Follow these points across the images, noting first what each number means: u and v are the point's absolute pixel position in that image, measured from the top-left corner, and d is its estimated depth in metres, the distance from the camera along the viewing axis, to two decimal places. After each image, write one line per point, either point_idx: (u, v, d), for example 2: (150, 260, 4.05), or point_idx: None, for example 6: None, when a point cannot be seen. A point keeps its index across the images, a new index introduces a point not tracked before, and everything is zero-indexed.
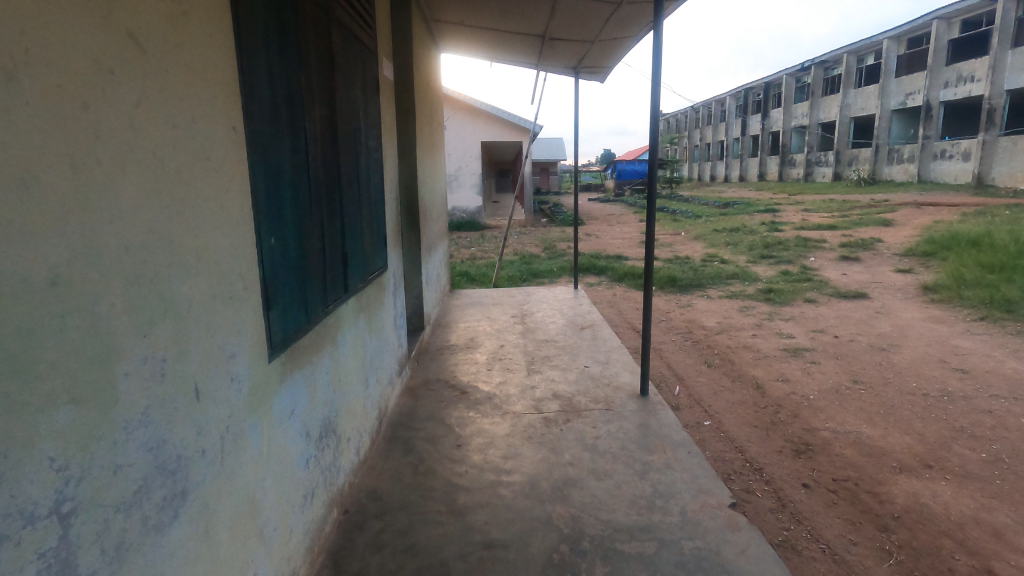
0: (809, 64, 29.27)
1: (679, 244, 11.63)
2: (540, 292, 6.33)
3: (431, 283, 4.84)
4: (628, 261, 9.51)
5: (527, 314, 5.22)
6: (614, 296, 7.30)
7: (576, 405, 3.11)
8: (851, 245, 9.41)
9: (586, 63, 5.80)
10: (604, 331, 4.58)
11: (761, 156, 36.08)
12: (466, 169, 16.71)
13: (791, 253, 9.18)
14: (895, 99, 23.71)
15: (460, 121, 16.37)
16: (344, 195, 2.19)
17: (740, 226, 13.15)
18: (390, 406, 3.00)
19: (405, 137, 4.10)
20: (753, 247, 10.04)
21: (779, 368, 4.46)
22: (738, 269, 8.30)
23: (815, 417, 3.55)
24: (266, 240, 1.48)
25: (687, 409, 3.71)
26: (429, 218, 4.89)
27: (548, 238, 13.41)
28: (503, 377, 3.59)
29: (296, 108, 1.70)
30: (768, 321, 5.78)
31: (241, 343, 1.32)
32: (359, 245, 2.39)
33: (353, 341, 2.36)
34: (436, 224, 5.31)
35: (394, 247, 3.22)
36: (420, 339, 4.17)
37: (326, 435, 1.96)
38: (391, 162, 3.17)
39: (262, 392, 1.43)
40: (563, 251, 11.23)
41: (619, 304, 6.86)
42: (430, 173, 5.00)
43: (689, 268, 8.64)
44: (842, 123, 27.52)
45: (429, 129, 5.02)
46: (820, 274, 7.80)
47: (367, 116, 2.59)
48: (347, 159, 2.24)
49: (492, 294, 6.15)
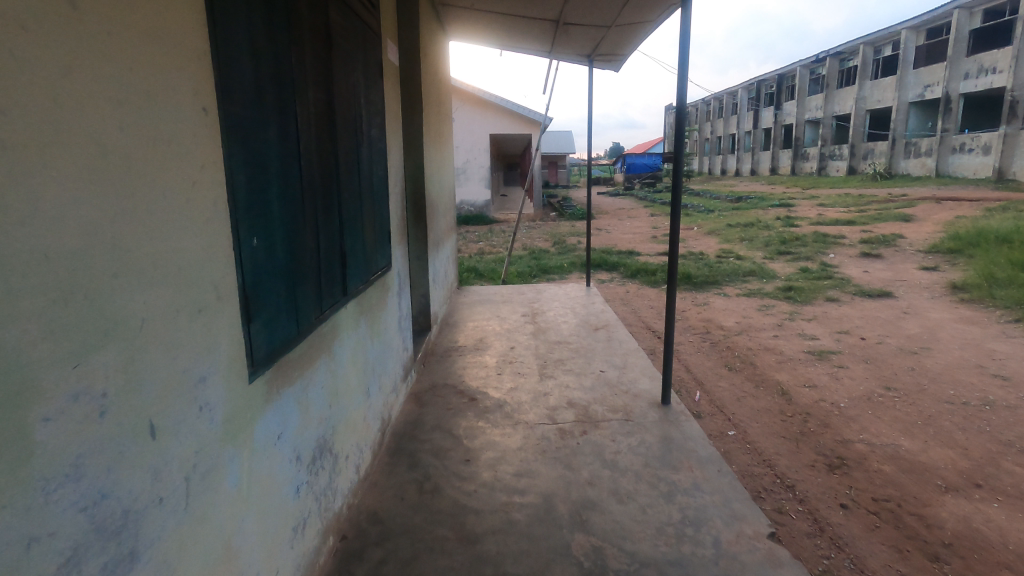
0: (824, 55, 28.74)
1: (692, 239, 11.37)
2: (551, 289, 6.12)
3: (438, 280, 4.63)
4: (640, 256, 9.27)
5: (538, 313, 5.01)
6: (627, 293, 7.08)
7: (593, 414, 2.90)
8: (873, 241, 9.11)
9: (601, 50, 5.55)
10: (620, 331, 4.36)
11: (774, 150, 35.57)
12: (474, 162, 16.49)
13: (809, 249, 8.90)
14: (913, 92, 23.21)
15: (468, 113, 16.15)
16: (343, 188, 1.99)
17: (754, 221, 12.86)
18: (394, 415, 2.80)
19: (411, 127, 3.88)
20: (769, 242, 9.78)
21: (805, 372, 4.22)
22: (754, 266, 8.04)
23: (848, 427, 3.32)
24: (247, 242, 1.27)
25: (709, 417, 3.50)
26: (438, 212, 4.68)
27: (557, 233, 13.19)
28: (513, 383, 3.38)
29: (286, 90, 1.49)
30: (789, 321, 5.54)
31: (215, 363, 1.13)
32: (359, 244, 2.19)
33: (353, 348, 2.16)
34: (444, 219, 5.11)
35: (398, 244, 3.02)
36: (426, 340, 3.97)
37: (321, 456, 1.76)
38: (395, 155, 2.97)
39: (241, 419, 1.23)
40: (573, 246, 11.01)
41: (632, 302, 6.64)
42: (438, 167, 4.78)
43: (704, 264, 8.40)
44: (857, 116, 27.01)
45: (437, 121, 4.79)
46: (841, 271, 7.53)
47: (370, 102, 2.38)
48: (347, 150, 2.04)
49: (501, 291, 5.94)
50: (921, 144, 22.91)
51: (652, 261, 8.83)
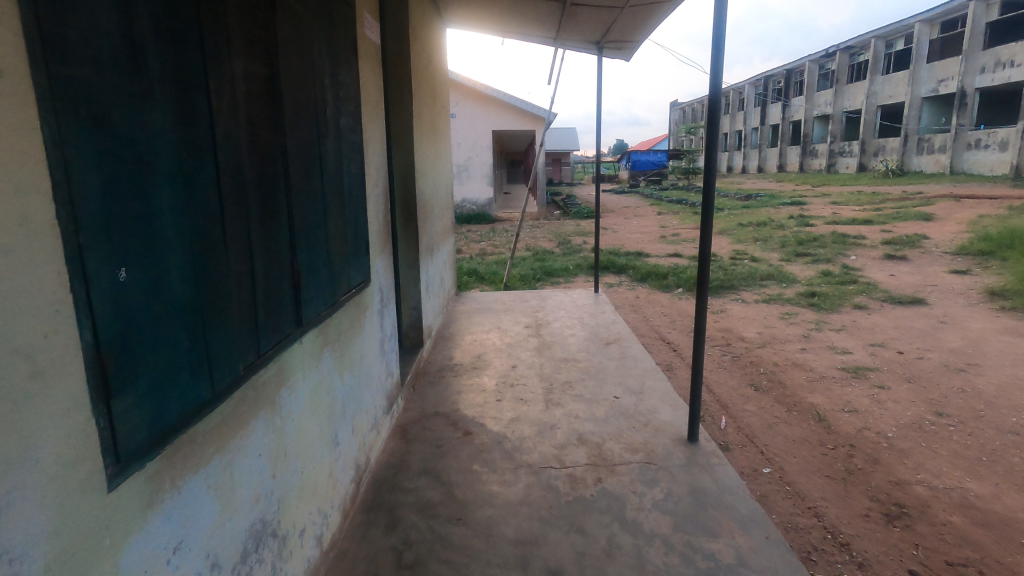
0: (834, 50, 28.16)
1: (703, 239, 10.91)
2: (556, 295, 5.67)
3: (432, 289, 4.20)
4: (649, 258, 8.82)
5: (542, 324, 4.57)
6: (637, 299, 6.64)
7: (608, 455, 2.46)
8: (896, 242, 8.62)
9: (612, 37, 5.09)
10: (634, 347, 3.92)
11: (781, 147, 35.02)
12: (476, 159, 16.06)
13: (829, 251, 8.43)
14: (926, 87, 22.65)
15: (470, 109, 15.73)
16: (294, 191, 1.55)
17: (767, 220, 12.39)
18: (373, 457, 2.37)
19: (400, 119, 3.44)
20: (785, 243, 9.31)
21: (842, 393, 3.77)
22: (772, 269, 7.59)
23: (901, 465, 2.87)
24: (111, 279, 0.84)
25: (739, 450, 3.04)
26: (432, 213, 4.25)
27: (561, 232, 12.74)
28: (515, 412, 2.94)
29: (191, 55, 1.05)
30: (816, 332, 5.09)
31: (19, 480, 0.70)
32: (320, 260, 1.76)
33: (315, 389, 1.73)
34: (439, 220, 4.68)
35: (379, 255, 2.59)
36: (417, 359, 3.53)
37: (260, 546, 1.33)
38: (375, 149, 2.53)
39: (91, 552, 0.80)
40: (580, 246, 10.57)
41: (643, 309, 6.20)
42: (433, 164, 4.36)
43: (717, 267, 7.94)
44: (868, 112, 26.45)
45: (432, 115, 4.37)
46: (865, 274, 7.07)
47: (337, 85, 1.94)
48: (299, 141, 1.60)
49: (503, 299, 5.52)
50: (935, 140, 22.36)
51: (662, 263, 8.38)
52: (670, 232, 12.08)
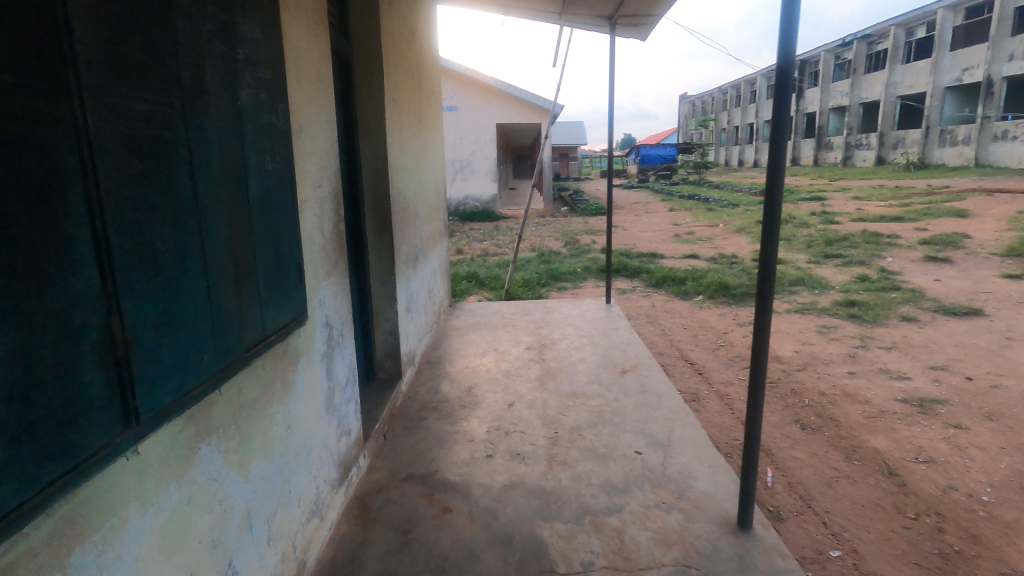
0: (851, 39, 27.24)
1: (720, 239, 10.22)
2: (563, 306, 5.02)
3: (416, 306, 3.55)
4: (664, 260, 8.17)
5: (546, 345, 3.92)
6: (653, 308, 5.98)
7: (633, 552, 1.82)
8: (934, 242, 7.87)
9: (626, 11, 4.42)
10: (655, 377, 3.27)
11: (795, 139, 34.08)
12: (479, 154, 15.45)
13: (861, 252, 7.70)
14: (949, 76, 21.73)
15: (473, 101, 15.09)
16: (107, 203, 0.91)
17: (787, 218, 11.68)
18: (309, 557, 1.74)
19: (369, 102, 2.79)
20: (811, 243, 8.61)
21: (909, 435, 3.10)
22: (801, 273, 6.91)
23: (1010, 547, 2.21)
24: None
25: (795, 522, 2.38)
26: (416, 217, 3.60)
27: (569, 231, 12.12)
28: (510, 474, 2.30)
29: None
30: (863, 351, 4.41)
31: None
32: (185, 307, 1.11)
33: (179, 515, 1.09)
34: (427, 224, 4.03)
35: (325, 278, 1.93)
36: (392, 396, 2.90)
37: None
38: (318, 137, 1.88)
39: None
40: (588, 246, 9.92)
41: (661, 320, 5.55)
42: (418, 159, 3.71)
43: (740, 270, 7.27)
44: (887, 103, 25.53)
45: (417, 102, 3.72)
46: (907, 279, 6.37)
47: (230, 33, 1.29)
48: (122, 118, 0.95)
49: (502, 312, 4.87)
50: (959, 131, 21.44)
51: (678, 266, 7.72)
52: (685, 231, 11.39)
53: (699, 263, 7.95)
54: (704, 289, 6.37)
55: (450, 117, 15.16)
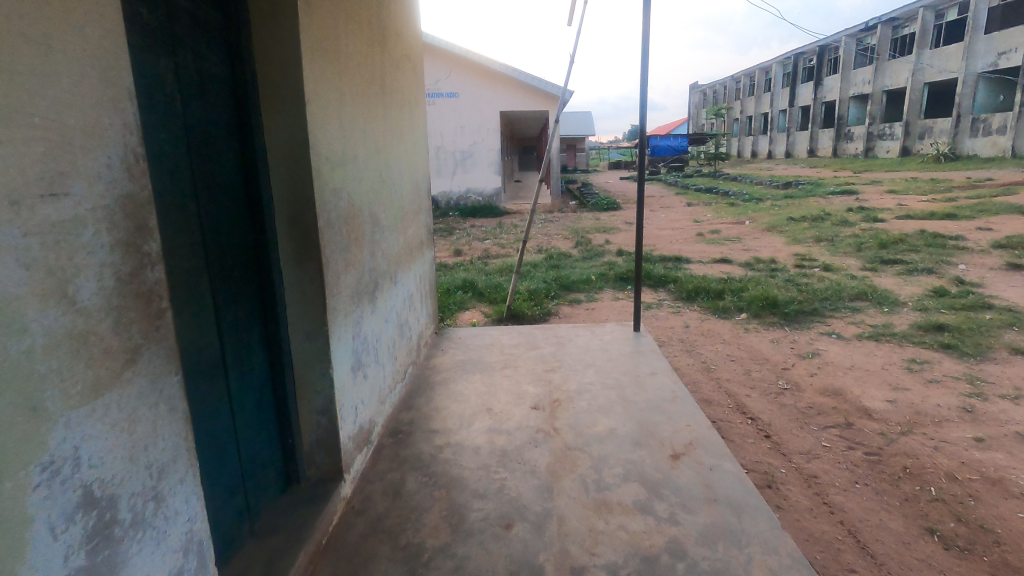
0: (876, 23, 25.80)
1: (751, 239, 9.10)
2: (579, 335, 3.94)
3: (375, 358, 2.49)
4: (691, 265, 7.09)
5: (560, 402, 2.85)
6: (687, 331, 4.91)
7: None
8: (1011, 245, 6.72)
9: None
10: (725, 470, 2.21)
11: (813, 130, 32.70)
12: (482, 144, 14.35)
13: (925, 258, 6.58)
14: (984, 60, 20.33)
15: (475, 87, 13.99)
16: None
17: (823, 215, 10.52)
18: None
19: (276, 44, 1.71)
20: (861, 245, 7.49)
21: None
22: (861, 286, 5.80)
23: None
24: None
25: None
26: (374, 229, 2.52)
27: (580, 228, 11.04)
28: None
29: None
30: (979, 402, 3.34)
31: None
32: None
33: None
34: (398, 234, 2.95)
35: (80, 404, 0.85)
36: (324, 517, 1.85)
37: None
38: (38, 74, 0.79)
39: None
40: (602, 248, 8.84)
41: (700, 348, 4.49)
42: (380, 145, 2.63)
43: (785, 280, 6.18)
44: (913, 90, 24.18)
45: (379, 64, 2.63)
46: (993, 294, 5.26)
47: None
48: None
49: (501, 344, 3.79)
50: (993, 120, 20.11)
51: (710, 273, 6.64)
52: (708, 229, 10.26)
53: (734, 269, 6.86)
54: (747, 305, 5.28)
55: (450, 104, 14.10)
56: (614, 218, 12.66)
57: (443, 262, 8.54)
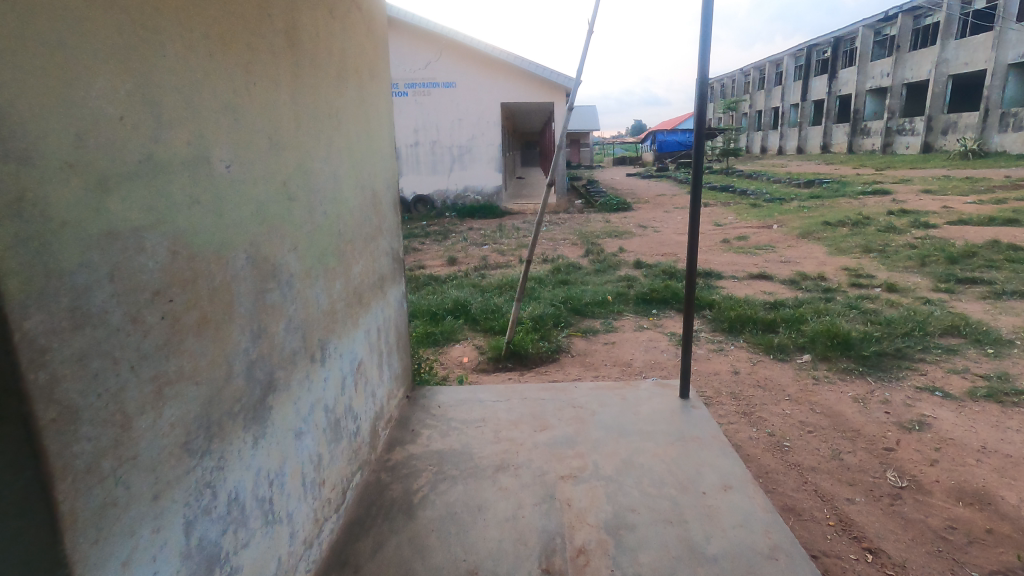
0: (896, 13, 24.57)
1: (786, 248, 7.97)
2: (604, 403, 2.84)
3: (262, 519, 1.38)
4: (726, 283, 5.98)
5: (589, 559, 1.77)
6: (737, 381, 3.80)
7: None
8: None
9: None
10: None
11: (826, 125, 31.47)
12: (481, 138, 13.22)
13: (1011, 278, 5.47)
14: (1015, 51, 19.10)
15: (473, 76, 12.85)
16: None
17: (862, 219, 9.39)
18: None
19: None
20: (924, 259, 6.37)
21: None
22: (945, 315, 4.69)
23: None
24: None
25: None
26: (264, 287, 1.42)
27: (588, 233, 9.93)
28: None
29: None
30: None
31: None
32: None
33: None
34: (327, 279, 1.85)
35: None
36: None
37: None
38: None
39: None
40: (616, 257, 7.73)
41: (760, 411, 3.39)
42: (280, 136, 1.52)
43: (846, 304, 5.07)
44: (936, 83, 22.95)
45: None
46: None
47: None
48: None
49: (495, 422, 2.69)
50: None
51: (751, 294, 5.53)
52: (733, 235, 9.14)
53: (778, 289, 5.75)
54: (811, 343, 4.18)
55: (446, 95, 12.98)
56: (625, 220, 11.56)
57: (434, 274, 7.44)
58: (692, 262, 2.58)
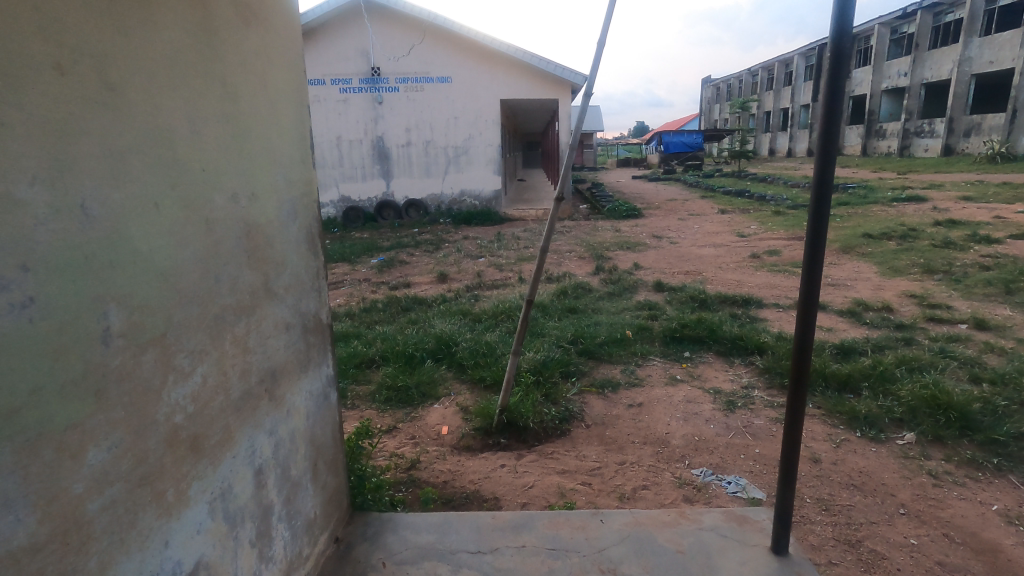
0: (915, 9, 23.41)
1: (828, 266, 6.86)
2: (653, 563, 1.74)
3: None
4: (771, 317, 4.88)
5: None
6: (824, 478, 2.71)
7: None
8: None
9: None
10: None
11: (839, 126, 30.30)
12: (479, 138, 12.14)
13: None
14: None
15: (470, 70, 11.77)
16: None
17: (909, 230, 8.27)
18: None
19: None
20: (1009, 286, 5.26)
21: None
22: None
23: None
24: None
25: None
26: None
27: (597, 244, 8.83)
28: None
29: None
30: None
31: None
32: None
33: None
34: (40, 467, 0.78)
35: None
36: None
37: None
38: None
39: None
40: (631, 276, 6.61)
41: (873, 537, 2.30)
42: None
43: (935, 348, 3.97)
44: (958, 82, 21.60)
45: None
46: None
47: None
48: None
49: None
50: None
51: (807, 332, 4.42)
52: (763, 249, 8.03)
53: (839, 325, 4.64)
54: (915, 417, 3.07)
55: (441, 90, 11.90)
56: (637, 229, 10.45)
57: (419, 295, 6.34)
58: (806, 331, 1.47)
